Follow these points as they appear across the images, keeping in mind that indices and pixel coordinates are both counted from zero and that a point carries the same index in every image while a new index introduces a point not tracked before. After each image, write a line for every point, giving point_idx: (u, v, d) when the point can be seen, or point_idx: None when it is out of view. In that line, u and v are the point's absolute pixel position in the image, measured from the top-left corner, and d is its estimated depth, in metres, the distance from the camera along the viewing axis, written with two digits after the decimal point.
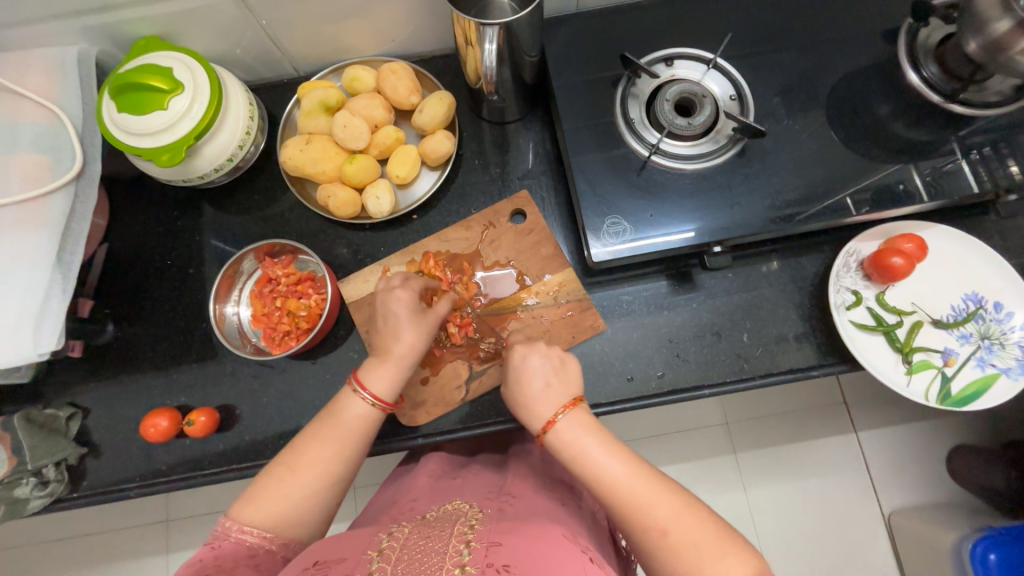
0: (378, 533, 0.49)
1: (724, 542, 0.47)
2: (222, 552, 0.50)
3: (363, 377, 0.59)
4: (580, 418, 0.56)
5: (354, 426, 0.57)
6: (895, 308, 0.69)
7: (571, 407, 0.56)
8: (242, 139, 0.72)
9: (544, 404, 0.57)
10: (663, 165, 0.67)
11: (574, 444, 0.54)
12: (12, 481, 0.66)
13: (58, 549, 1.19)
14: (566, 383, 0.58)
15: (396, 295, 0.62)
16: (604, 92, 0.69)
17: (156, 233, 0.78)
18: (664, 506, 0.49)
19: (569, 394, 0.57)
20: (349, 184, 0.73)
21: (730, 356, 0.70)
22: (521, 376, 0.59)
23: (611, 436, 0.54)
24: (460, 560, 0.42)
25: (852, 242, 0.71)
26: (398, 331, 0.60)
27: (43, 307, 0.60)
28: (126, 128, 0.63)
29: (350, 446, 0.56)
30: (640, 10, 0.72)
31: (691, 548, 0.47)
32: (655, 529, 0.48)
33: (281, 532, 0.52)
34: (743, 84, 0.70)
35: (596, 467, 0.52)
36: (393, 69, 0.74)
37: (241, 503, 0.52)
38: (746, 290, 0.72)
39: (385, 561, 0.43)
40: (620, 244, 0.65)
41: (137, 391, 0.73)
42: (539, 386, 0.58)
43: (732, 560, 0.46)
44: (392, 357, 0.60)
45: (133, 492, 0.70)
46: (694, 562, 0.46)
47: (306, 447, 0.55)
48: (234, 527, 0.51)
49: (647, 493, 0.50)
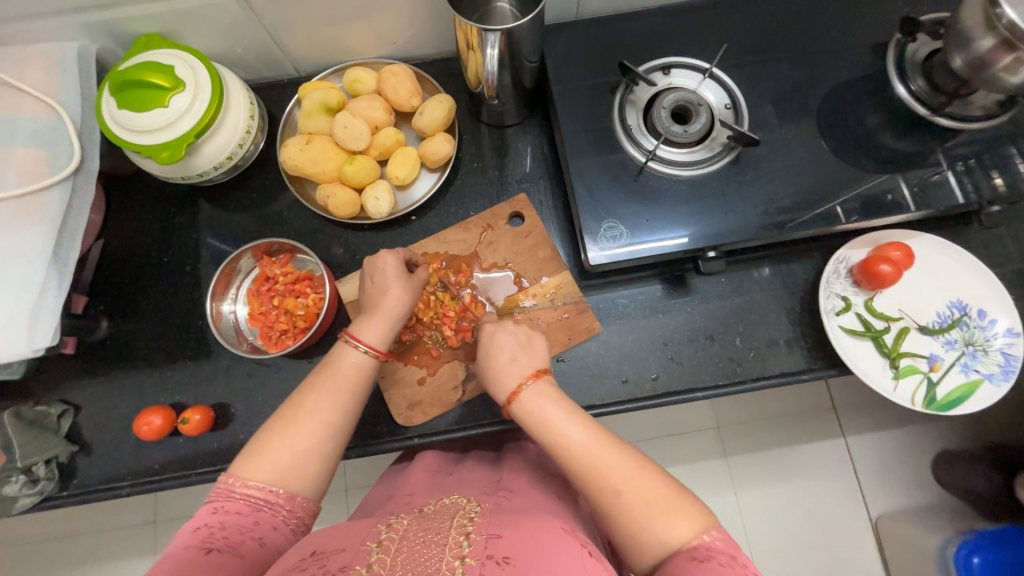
0: (377, 525, 0.49)
1: (674, 501, 0.48)
2: (225, 514, 0.48)
3: (356, 331, 0.61)
4: (543, 387, 0.58)
5: (351, 374, 0.58)
6: (883, 314, 0.71)
7: (535, 377, 0.58)
8: (242, 138, 0.72)
9: (509, 375, 0.60)
10: (659, 171, 0.68)
11: (538, 410, 0.56)
12: (1, 478, 0.66)
13: (41, 550, 1.17)
14: (534, 356, 0.61)
15: (383, 257, 0.66)
16: (602, 98, 0.70)
17: (153, 230, 0.78)
18: (618, 468, 0.50)
19: (534, 366, 0.59)
20: (348, 184, 0.73)
21: (722, 359, 0.72)
22: (491, 350, 0.62)
23: (573, 404, 0.56)
24: (460, 553, 0.43)
25: (841, 249, 0.72)
26: (386, 285, 0.64)
27: (39, 303, 0.59)
28: (125, 124, 0.64)
29: (348, 395, 0.56)
30: (638, 19, 0.74)
31: (642, 508, 0.48)
32: (610, 490, 0.49)
33: (287, 483, 0.51)
34: (738, 94, 0.71)
35: (556, 432, 0.53)
36: (394, 71, 0.75)
37: (241, 461, 0.51)
38: (739, 295, 0.74)
39: (384, 554, 0.43)
40: (617, 247, 0.66)
41: (130, 388, 0.73)
42: (505, 359, 0.61)
43: (678, 518, 0.47)
44: (381, 310, 0.63)
45: (124, 491, 0.69)
46: (644, 522, 0.47)
47: (305, 397, 0.55)
48: (237, 485, 0.50)
49: (601, 455, 0.51)
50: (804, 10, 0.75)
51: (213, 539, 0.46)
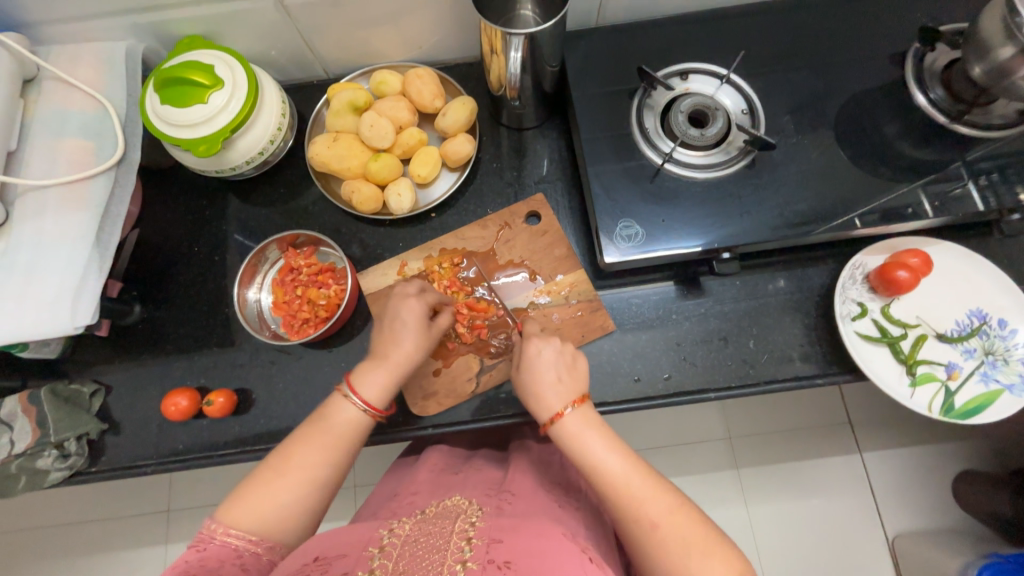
0: (379, 528, 0.51)
1: (711, 543, 0.50)
2: (206, 556, 0.49)
3: (356, 382, 0.60)
4: (585, 415, 0.59)
5: (343, 429, 0.58)
6: (900, 320, 0.70)
7: (580, 403, 0.60)
8: (273, 135, 0.76)
9: (552, 397, 0.60)
10: (675, 173, 0.69)
11: (578, 436, 0.58)
12: (35, 452, 0.69)
13: (63, 532, 1.21)
14: (575, 379, 0.62)
15: (407, 302, 0.64)
16: (620, 101, 0.72)
17: (185, 222, 0.82)
18: (657, 504, 0.53)
19: (577, 391, 0.60)
20: (372, 180, 0.76)
21: (735, 362, 0.72)
22: (534, 368, 0.62)
23: (611, 433, 0.58)
24: (462, 557, 0.44)
25: (858, 255, 0.72)
26: (399, 334, 0.62)
27: (82, 283, 0.61)
28: (167, 119, 0.67)
29: (341, 450, 0.57)
30: (657, 27, 0.76)
31: (678, 545, 0.50)
32: (648, 524, 0.52)
33: (267, 535, 0.52)
34: (755, 100, 0.72)
35: (597, 461, 0.55)
36: (419, 74, 0.79)
37: (226, 507, 0.52)
38: (753, 298, 0.74)
39: (387, 558, 0.45)
40: (631, 245, 0.67)
41: (158, 371, 0.76)
42: (551, 379, 0.61)
43: (715, 561, 0.49)
44: (388, 361, 0.61)
45: (148, 470, 0.72)
46: (681, 561, 0.49)
47: (295, 450, 0.56)
48: (219, 530, 0.51)
49: (641, 490, 0.53)
50: (823, 20, 0.76)
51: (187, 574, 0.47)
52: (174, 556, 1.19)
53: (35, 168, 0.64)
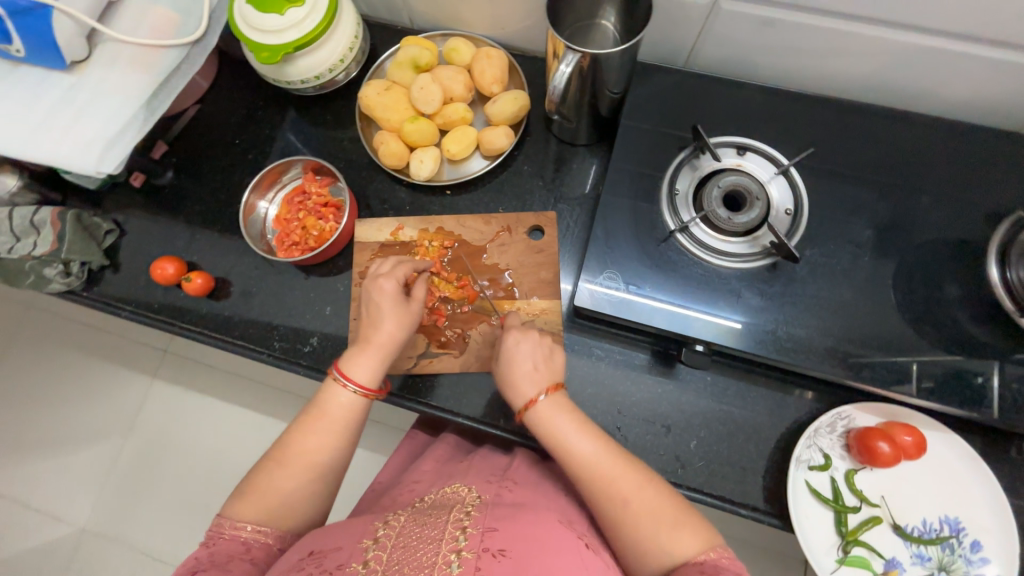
0: (374, 521, 0.55)
1: (684, 520, 0.51)
2: (216, 546, 0.54)
3: (345, 368, 0.62)
4: (559, 400, 0.59)
5: (340, 413, 0.60)
6: (860, 492, 0.63)
7: (552, 390, 0.59)
8: (334, 64, 0.78)
9: (527, 384, 0.60)
10: (683, 245, 0.65)
11: (551, 421, 0.57)
12: (46, 261, 0.78)
13: (76, 331, 1.38)
14: (550, 370, 0.61)
15: (381, 282, 0.66)
16: (665, 153, 0.68)
17: (238, 114, 0.88)
18: (629, 481, 0.53)
19: (552, 378, 0.60)
20: (403, 139, 0.78)
21: (668, 454, 0.68)
22: (511, 358, 0.62)
23: (585, 417, 0.58)
24: (456, 547, 0.48)
25: (848, 406, 0.66)
26: (380, 318, 0.64)
27: (118, 135, 0.67)
28: (245, 19, 0.71)
29: (338, 433, 0.59)
30: (739, 90, 0.70)
31: (650, 518, 0.51)
32: (619, 499, 0.52)
33: (276, 524, 0.56)
34: (805, 203, 0.65)
35: (566, 443, 0.56)
36: (488, 55, 0.78)
37: (233, 503, 0.57)
38: (715, 400, 0.69)
39: (381, 550, 0.49)
40: (607, 298, 0.64)
41: (165, 234, 0.83)
42: (526, 367, 0.60)
43: (687, 534, 0.50)
44: (373, 345, 0.63)
45: (125, 313, 0.80)
46: (653, 535, 0.50)
47: (296, 438, 0.59)
48: (228, 525, 0.55)
49: (613, 468, 0.54)
50: (923, 149, 0.68)
51: (200, 566, 0.51)
52: (147, 393, 1.33)
53: (123, 24, 0.70)
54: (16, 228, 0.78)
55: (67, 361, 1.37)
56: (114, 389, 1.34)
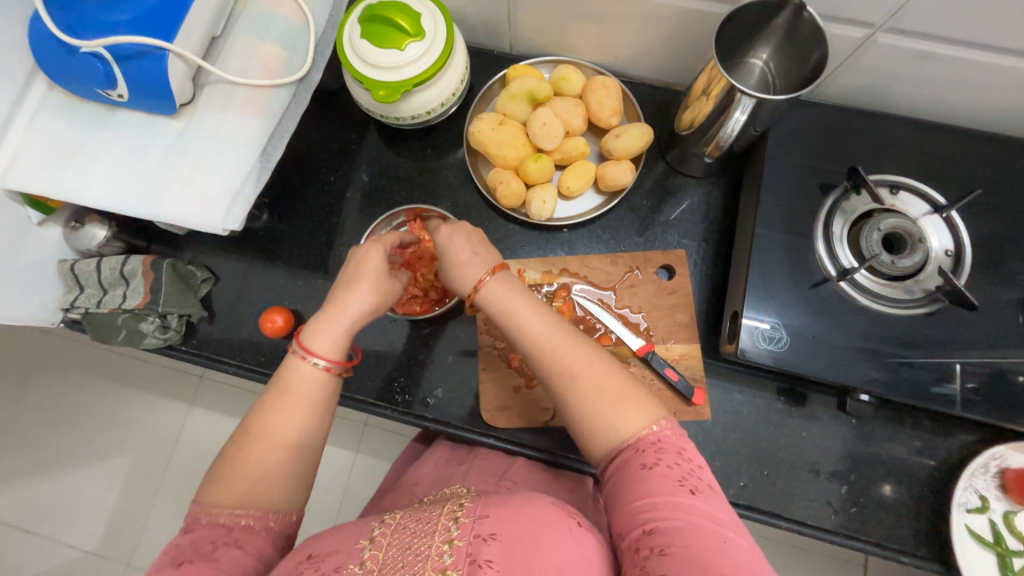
0: (372, 520, 0.51)
1: (628, 395, 0.50)
2: (197, 534, 0.48)
3: (308, 342, 0.56)
4: (504, 279, 0.57)
5: (306, 388, 0.55)
6: (1021, 534, 0.63)
7: (497, 270, 0.58)
8: (446, 99, 0.74)
9: (466, 272, 0.58)
10: (844, 291, 0.63)
11: (507, 302, 0.55)
12: (141, 314, 0.73)
13: (108, 362, 1.28)
14: (489, 255, 0.59)
15: (369, 250, 0.60)
16: (812, 192, 0.66)
17: (331, 148, 0.83)
18: (578, 357, 0.51)
19: (494, 259, 0.58)
20: (522, 177, 0.74)
21: (820, 500, 0.67)
22: (453, 263, 0.59)
23: (545, 303, 0.56)
24: (449, 537, 0.45)
25: (1002, 446, 0.65)
26: (355, 280, 0.59)
27: (240, 189, 0.62)
28: (361, 54, 0.66)
29: (302, 409, 0.54)
30: (880, 121, 0.68)
31: (595, 394, 0.50)
32: (569, 376, 0.51)
33: (256, 507, 0.50)
34: (967, 244, 0.64)
35: (519, 321, 0.54)
36: (605, 85, 0.75)
37: (203, 488, 0.50)
38: (863, 442, 0.68)
39: (377, 550, 0.46)
40: (772, 349, 0.62)
41: (265, 281, 0.79)
42: (465, 255, 0.58)
43: (632, 410, 0.49)
44: (341, 314, 0.57)
45: (231, 368, 0.75)
46: (597, 409, 0.49)
47: (260, 418, 0.53)
48: (204, 513, 0.49)
49: (562, 344, 0.52)
50: None
51: (186, 553, 0.47)
52: (187, 424, 1.24)
53: (230, 62, 0.65)
54: (105, 279, 0.74)
55: (99, 398, 1.26)
56: (153, 427, 1.24)
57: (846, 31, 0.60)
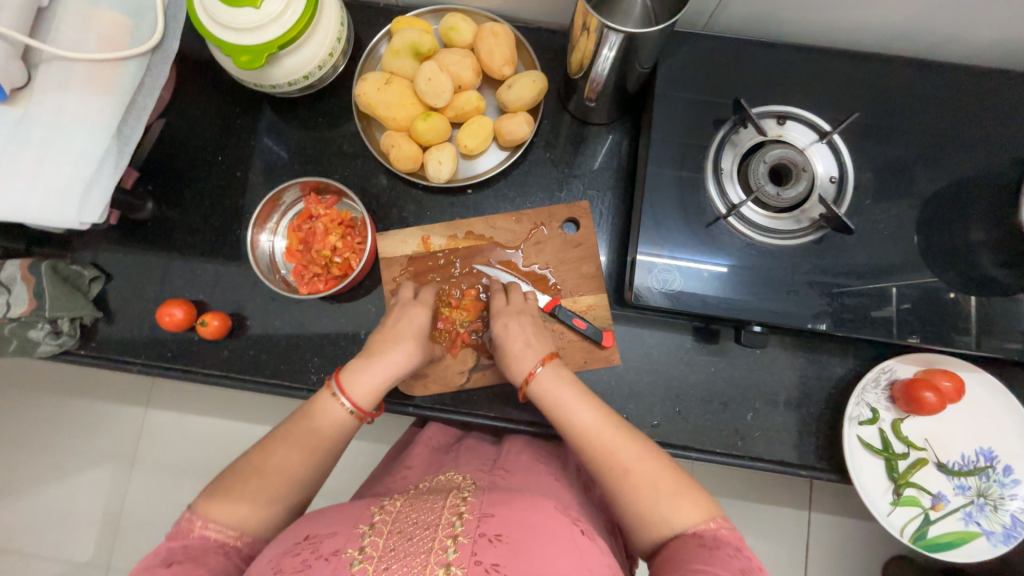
0: (370, 506, 0.52)
1: (683, 489, 0.50)
2: (185, 541, 0.48)
3: (346, 381, 0.59)
4: (558, 371, 0.60)
5: (330, 428, 0.57)
6: (906, 438, 0.68)
7: (550, 361, 0.61)
8: (323, 60, 0.69)
9: (522, 362, 0.62)
10: (734, 227, 0.63)
11: (552, 393, 0.58)
12: (28, 322, 0.69)
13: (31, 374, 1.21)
14: (540, 345, 0.63)
15: (414, 311, 0.66)
16: (703, 130, 0.65)
17: (215, 125, 0.77)
18: (629, 451, 0.53)
19: (548, 350, 0.62)
20: (415, 139, 0.71)
21: (727, 429, 0.70)
22: (505, 341, 0.64)
23: (589, 391, 0.58)
24: (452, 532, 0.46)
25: (890, 359, 0.69)
26: (399, 337, 0.63)
27: (95, 177, 0.58)
28: (212, 15, 0.60)
29: (323, 449, 0.56)
30: (769, 50, 0.67)
31: (649, 490, 0.50)
32: (619, 469, 0.52)
33: (247, 528, 0.51)
34: (850, 169, 0.64)
35: (568, 415, 0.56)
36: (494, 32, 0.70)
37: (206, 499, 0.52)
38: (765, 370, 0.71)
39: (377, 536, 0.46)
40: (665, 290, 0.62)
41: (161, 274, 0.75)
42: (519, 346, 0.63)
43: (687, 505, 0.49)
44: (379, 363, 0.61)
45: (137, 367, 0.73)
46: (654, 504, 0.50)
47: (276, 447, 0.55)
48: (197, 522, 0.50)
49: (615, 439, 0.53)
50: (947, 98, 0.67)
51: (175, 556, 0.47)
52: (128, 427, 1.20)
53: (63, 36, 0.58)
54: None
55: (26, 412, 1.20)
56: (92, 436, 1.17)
57: None
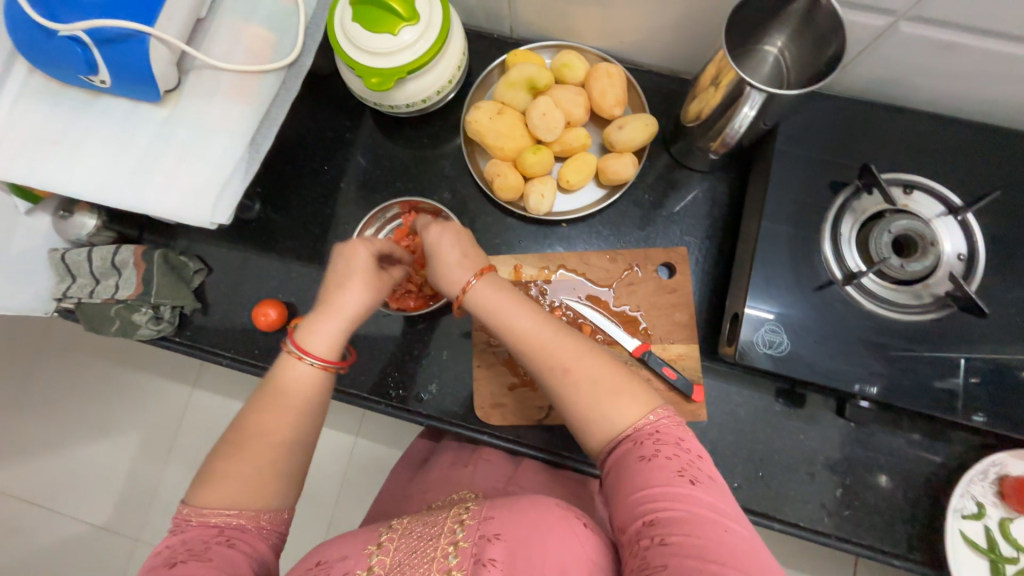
0: (379, 527, 0.50)
1: (627, 387, 0.50)
2: (186, 534, 0.45)
3: (302, 340, 0.55)
4: (490, 280, 0.59)
5: (300, 388, 0.53)
6: (1015, 541, 0.63)
7: (485, 271, 0.59)
8: (442, 86, 0.71)
9: (454, 276, 0.60)
10: (850, 295, 0.61)
11: (487, 298, 0.57)
12: (133, 305, 0.72)
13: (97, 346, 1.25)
14: (474, 257, 0.61)
15: (355, 248, 0.59)
16: (823, 191, 0.63)
17: (325, 136, 0.80)
18: (566, 349, 0.52)
19: (480, 261, 0.59)
20: (520, 170, 0.72)
21: (813, 503, 0.66)
22: (436, 254, 0.61)
23: (523, 295, 0.57)
24: (454, 539, 0.45)
25: (1002, 453, 0.64)
26: (346, 279, 0.58)
27: (228, 180, 0.60)
28: (352, 38, 0.63)
29: (292, 406, 0.52)
30: (896, 115, 0.65)
31: (590, 386, 0.50)
32: (560, 366, 0.51)
33: (248, 505, 0.48)
34: (981, 248, 0.61)
35: (509, 321, 0.55)
36: (609, 73, 0.71)
37: (194, 489, 0.48)
38: (860, 446, 0.67)
39: (384, 554, 0.46)
40: (772, 354, 0.60)
41: (258, 273, 0.77)
42: (446, 255, 0.60)
43: (625, 400, 0.49)
44: (337, 310, 0.57)
45: (225, 360, 0.75)
46: (592, 401, 0.49)
47: (253, 419, 0.51)
48: (195, 512, 0.47)
49: (550, 338, 0.53)
50: None
51: (178, 554, 0.43)
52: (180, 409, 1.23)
53: (216, 48, 0.62)
54: (97, 269, 0.73)
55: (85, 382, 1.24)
56: (151, 410, 1.21)
57: (867, 19, 0.56)
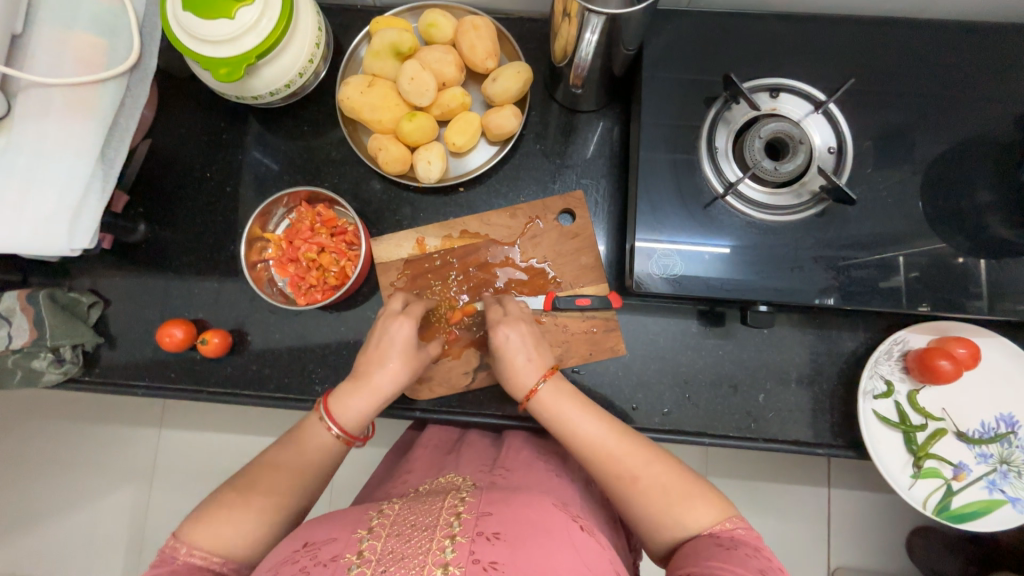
0: (369, 510, 0.50)
1: (694, 492, 0.51)
2: (169, 571, 0.47)
3: (333, 407, 0.59)
4: (559, 385, 0.59)
5: (315, 453, 0.57)
6: (924, 410, 0.67)
7: (551, 374, 0.60)
8: (303, 67, 0.68)
9: (525, 376, 0.60)
10: (732, 206, 0.62)
11: (554, 408, 0.57)
12: (30, 352, 0.68)
13: None
14: (542, 356, 0.61)
15: (398, 322, 0.61)
16: (695, 108, 0.63)
17: (201, 142, 0.76)
18: (635, 459, 0.53)
19: (546, 363, 0.60)
20: (402, 140, 0.70)
21: (739, 412, 0.69)
22: (505, 355, 0.60)
23: (588, 401, 0.58)
24: (450, 532, 0.43)
25: (902, 330, 0.67)
26: (385, 358, 0.60)
27: (82, 203, 0.59)
28: (187, 29, 0.59)
29: (309, 475, 0.56)
30: (755, 20, 0.65)
31: (662, 495, 0.51)
32: (628, 477, 0.52)
33: (230, 557, 0.50)
34: (847, 138, 0.63)
35: (573, 429, 0.55)
36: (475, 25, 0.69)
37: (188, 525, 0.50)
38: (774, 350, 0.70)
39: (375, 540, 0.44)
40: (668, 276, 0.61)
41: (159, 295, 0.75)
42: (520, 360, 0.60)
43: (698, 505, 0.50)
44: (368, 386, 0.59)
45: (141, 390, 0.73)
46: (666, 511, 0.50)
47: (263, 474, 0.55)
48: (181, 550, 0.49)
49: (619, 449, 0.53)
50: (941, 55, 0.65)
51: None
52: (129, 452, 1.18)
53: (38, 62, 0.58)
54: None
55: None
56: None
57: None
